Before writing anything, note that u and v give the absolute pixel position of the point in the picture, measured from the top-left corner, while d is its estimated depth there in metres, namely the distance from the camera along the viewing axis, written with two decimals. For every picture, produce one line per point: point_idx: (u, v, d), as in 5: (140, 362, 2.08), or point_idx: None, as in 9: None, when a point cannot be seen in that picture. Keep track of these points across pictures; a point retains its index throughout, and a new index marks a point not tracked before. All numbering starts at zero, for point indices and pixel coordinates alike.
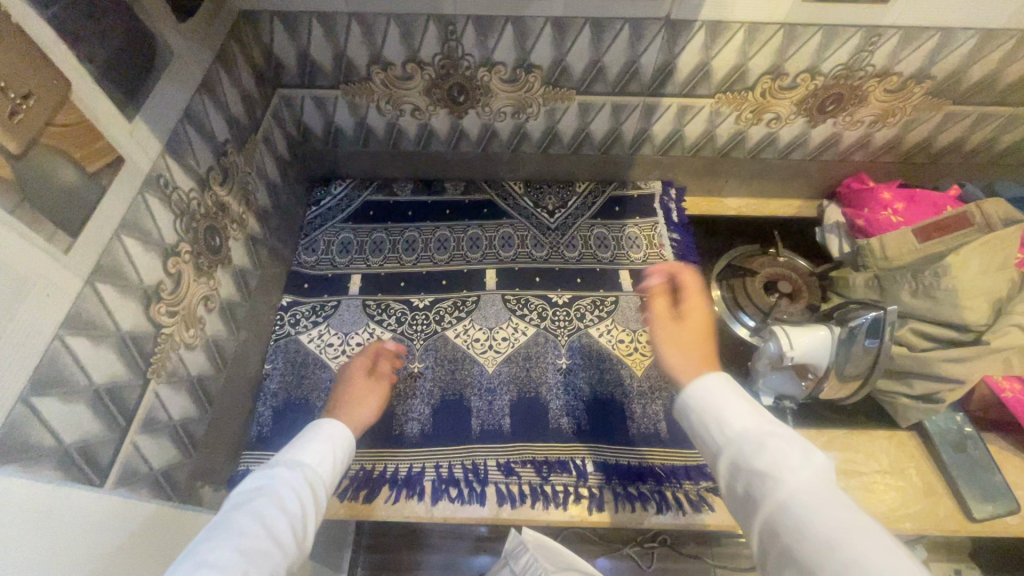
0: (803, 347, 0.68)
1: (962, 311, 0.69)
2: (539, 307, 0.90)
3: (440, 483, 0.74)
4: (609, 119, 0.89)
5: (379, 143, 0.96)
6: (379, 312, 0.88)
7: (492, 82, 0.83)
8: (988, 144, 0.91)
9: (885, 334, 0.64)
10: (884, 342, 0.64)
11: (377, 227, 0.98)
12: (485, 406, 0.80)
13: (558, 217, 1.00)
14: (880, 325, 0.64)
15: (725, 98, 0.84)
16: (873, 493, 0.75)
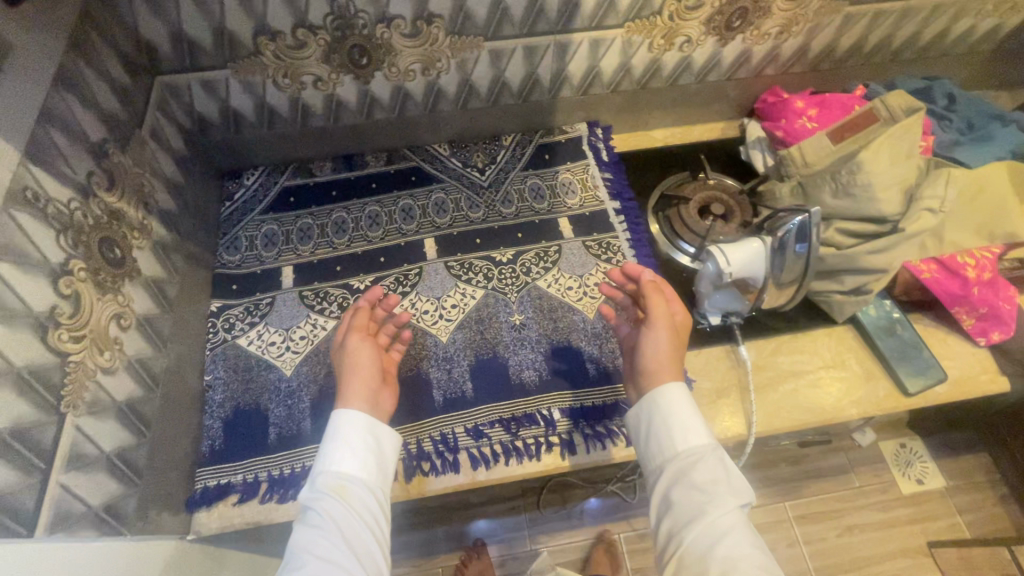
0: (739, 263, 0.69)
1: (878, 203, 0.73)
2: (483, 268, 0.88)
3: (411, 459, 0.74)
4: (523, 65, 0.86)
5: (285, 123, 0.89)
6: (318, 301, 0.85)
7: (394, 40, 0.78)
8: (885, 43, 0.95)
9: (812, 237, 0.67)
10: (813, 245, 0.67)
11: (301, 214, 0.93)
12: (445, 375, 0.79)
13: (490, 174, 0.98)
14: (805, 229, 0.67)
15: (635, 26, 0.82)
16: (820, 388, 0.80)
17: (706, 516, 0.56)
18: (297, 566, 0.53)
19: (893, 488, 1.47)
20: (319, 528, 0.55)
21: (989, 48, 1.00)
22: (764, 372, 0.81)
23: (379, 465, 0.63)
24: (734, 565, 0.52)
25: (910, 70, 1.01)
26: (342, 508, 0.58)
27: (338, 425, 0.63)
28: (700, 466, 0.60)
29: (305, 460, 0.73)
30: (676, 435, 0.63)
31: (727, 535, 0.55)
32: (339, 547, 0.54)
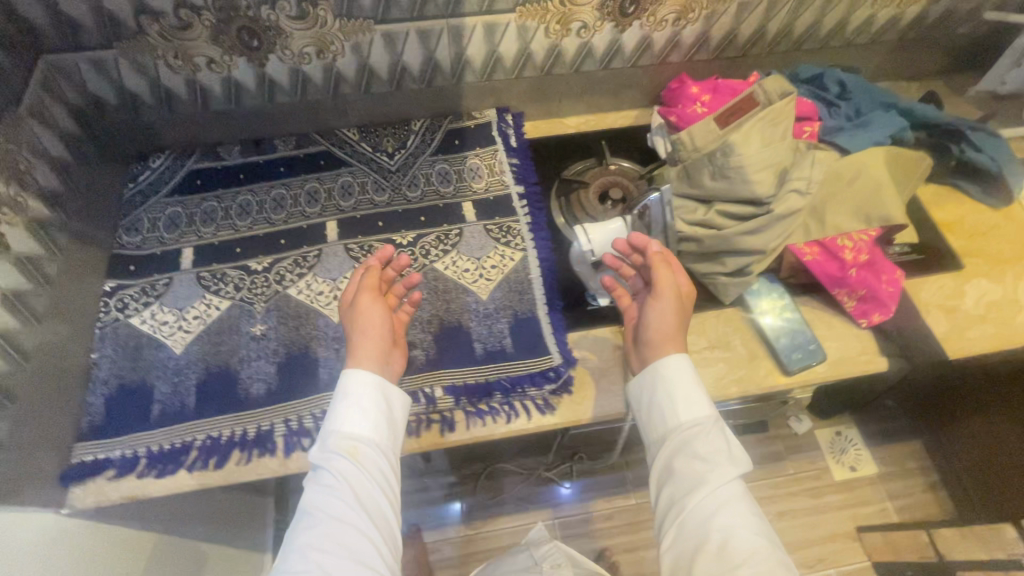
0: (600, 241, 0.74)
1: (750, 186, 0.74)
2: (382, 251, 0.90)
3: (292, 436, 0.75)
4: (420, 48, 0.86)
5: (185, 106, 0.89)
6: (215, 283, 0.86)
7: (280, 22, 0.78)
8: (787, 32, 0.96)
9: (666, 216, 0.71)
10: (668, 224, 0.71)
11: (206, 196, 0.94)
12: (332, 354, 0.81)
13: (399, 158, 0.98)
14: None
15: (526, 10, 0.83)
16: (703, 367, 0.82)
17: (707, 486, 0.59)
18: (310, 521, 0.60)
19: (825, 474, 1.52)
20: (332, 485, 0.62)
21: (892, 38, 1.02)
22: None
23: (386, 424, 0.67)
24: (730, 534, 0.56)
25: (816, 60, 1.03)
26: (354, 466, 0.63)
27: (348, 385, 0.67)
28: (703, 438, 0.63)
29: (187, 436, 0.75)
30: (680, 407, 0.65)
31: (722, 501, 0.59)
32: (351, 502, 0.61)
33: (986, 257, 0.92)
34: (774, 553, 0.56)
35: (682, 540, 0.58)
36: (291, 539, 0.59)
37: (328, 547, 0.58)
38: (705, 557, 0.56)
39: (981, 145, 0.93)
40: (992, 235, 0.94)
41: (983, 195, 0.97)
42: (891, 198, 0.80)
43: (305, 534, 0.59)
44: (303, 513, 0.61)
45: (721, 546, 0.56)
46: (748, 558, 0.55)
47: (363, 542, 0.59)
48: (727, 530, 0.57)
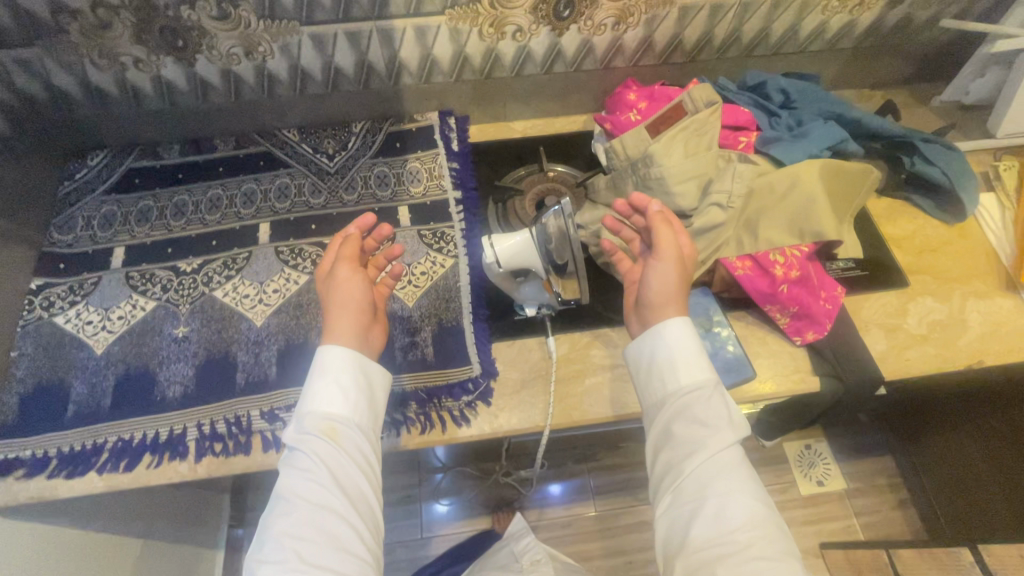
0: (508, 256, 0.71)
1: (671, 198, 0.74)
2: (313, 254, 0.89)
3: (203, 440, 0.75)
4: (351, 50, 0.85)
5: (119, 105, 0.89)
6: (143, 283, 0.86)
7: (203, 22, 0.77)
8: (735, 38, 0.94)
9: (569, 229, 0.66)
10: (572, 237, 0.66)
11: (142, 195, 0.93)
12: (251, 359, 0.80)
13: (338, 160, 0.98)
14: (564, 219, 0.67)
15: (456, 13, 0.82)
16: (627, 382, 0.80)
17: (704, 450, 0.59)
18: (286, 504, 0.58)
19: (792, 488, 1.48)
20: (307, 467, 0.60)
21: (849, 45, 1.00)
22: (574, 365, 0.81)
23: (366, 400, 0.65)
24: (728, 503, 0.56)
25: (769, 67, 1.01)
26: (333, 446, 0.61)
27: (324, 362, 0.65)
28: (702, 404, 0.61)
29: (98, 437, 0.74)
30: (681, 371, 0.63)
31: (721, 467, 0.58)
32: (327, 482, 0.59)
33: (934, 275, 0.90)
34: (770, 518, 0.56)
35: (677, 505, 0.58)
36: (268, 525, 0.58)
37: (307, 532, 0.57)
38: (702, 523, 0.56)
39: (932, 158, 0.90)
40: (942, 253, 0.92)
41: (937, 211, 0.95)
42: (825, 211, 0.77)
43: (282, 519, 0.58)
44: (279, 497, 0.59)
45: (717, 510, 0.55)
46: (743, 527, 0.54)
47: (344, 522, 0.58)
48: (724, 497, 0.56)
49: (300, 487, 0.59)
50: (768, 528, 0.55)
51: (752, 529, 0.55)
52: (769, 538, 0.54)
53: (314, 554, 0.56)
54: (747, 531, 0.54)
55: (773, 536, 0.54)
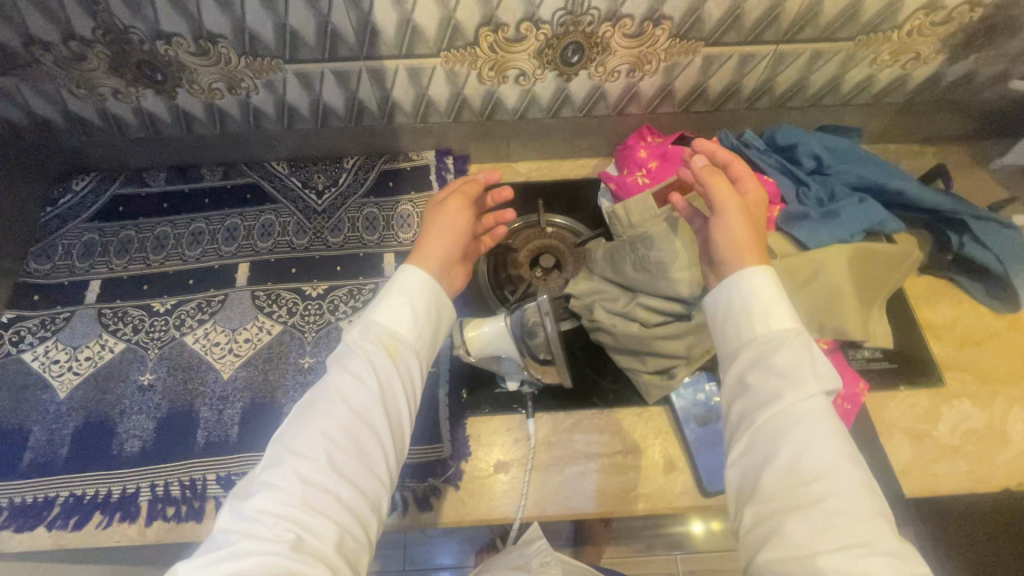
0: (479, 343, 0.65)
1: (672, 284, 0.67)
2: (289, 302, 0.84)
3: (157, 502, 0.71)
4: (340, 89, 0.79)
5: (101, 132, 0.85)
6: (115, 321, 0.82)
7: (181, 57, 0.72)
8: (767, 88, 0.84)
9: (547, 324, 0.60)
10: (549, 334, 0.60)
11: (124, 224, 0.90)
12: (214, 416, 0.76)
13: (327, 198, 0.92)
14: (539, 314, 0.62)
15: (452, 56, 0.74)
16: (610, 474, 0.73)
17: (780, 406, 0.49)
18: (330, 406, 0.54)
19: None
20: (358, 376, 0.55)
21: (899, 99, 0.88)
22: (554, 450, 0.75)
23: (429, 326, 0.60)
24: (804, 460, 0.47)
25: (805, 118, 0.91)
26: (388, 363, 0.57)
27: (402, 275, 0.61)
28: (784, 349, 0.52)
29: (50, 490, 0.71)
30: (758, 324, 0.54)
31: (802, 421, 0.48)
32: (373, 399, 0.54)
33: (974, 373, 0.79)
34: (861, 484, 0.46)
35: (745, 458, 0.50)
36: (306, 420, 0.53)
37: (342, 440, 0.52)
38: (773, 478, 0.47)
39: (987, 241, 0.79)
40: (985, 346, 0.82)
41: (988, 296, 0.84)
42: (850, 309, 0.67)
43: (321, 417, 0.53)
44: (324, 394, 0.55)
45: (789, 467, 0.47)
46: (822, 491, 0.45)
47: (378, 443, 0.53)
48: (800, 455, 0.47)
49: (347, 395, 0.54)
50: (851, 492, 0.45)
51: (834, 487, 0.45)
52: (857, 498, 0.45)
53: (342, 466, 0.51)
54: (823, 486, 0.45)
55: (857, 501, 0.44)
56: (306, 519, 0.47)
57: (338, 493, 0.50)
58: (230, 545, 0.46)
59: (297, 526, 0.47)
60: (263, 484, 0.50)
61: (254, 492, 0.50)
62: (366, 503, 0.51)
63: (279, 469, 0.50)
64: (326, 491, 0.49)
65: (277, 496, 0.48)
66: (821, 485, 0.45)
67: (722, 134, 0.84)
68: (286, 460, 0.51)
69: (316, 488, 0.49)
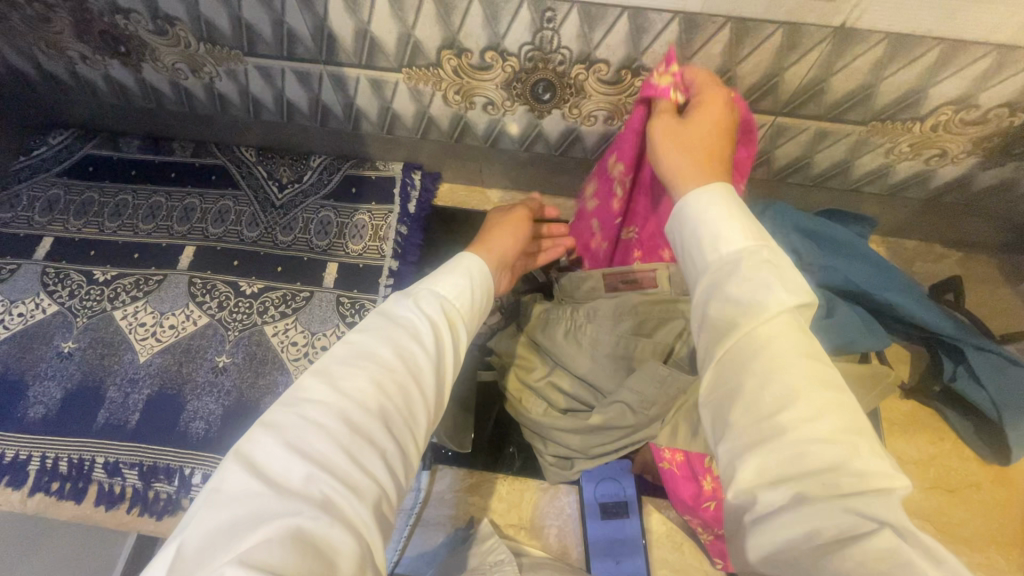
0: None
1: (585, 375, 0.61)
2: (222, 294, 0.82)
3: (43, 475, 0.71)
4: (302, 88, 0.76)
5: (77, 92, 0.85)
6: (54, 282, 0.83)
7: (142, 34, 0.70)
8: (764, 159, 0.75)
9: None
10: None
11: (89, 186, 0.90)
12: (120, 398, 0.75)
13: (288, 193, 0.89)
14: None
15: (414, 74, 0.69)
16: None
17: (736, 331, 0.33)
18: (377, 353, 0.37)
19: None
20: (416, 330, 0.39)
21: (921, 196, 0.77)
22: (446, 507, 0.71)
23: (484, 307, 0.46)
24: (766, 389, 0.31)
25: (807, 197, 0.81)
26: (448, 328, 0.41)
27: (462, 259, 0.47)
28: (734, 279, 0.34)
29: None
30: (704, 248, 0.36)
31: (762, 347, 0.32)
32: (434, 360, 0.39)
33: (938, 526, 0.70)
34: (839, 404, 0.30)
35: (712, 403, 0.33)
36: (352, 359, 0.36)
37: (394, 391, 0.36)
38: (742, 416, 0.31)
39: (984, 380, 0.67)
40: (957, 497, 0.71)
41: (977, 441, 0.73)
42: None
43: (368, 360, 0.36)
44: (376, 338, 0.38)
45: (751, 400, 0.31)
46: (785, 417, 0.29)
47: (427, 412, 0.38)
48: (766, 385, 0.31)
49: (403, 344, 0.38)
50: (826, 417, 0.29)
51: (820, 412, 0.29)
52: (837, 423, 0.29)
53: (393, 423, 0.35)
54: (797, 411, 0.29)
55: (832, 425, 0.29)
56: (348, 478, 0.31)
57: (384, 456, 0.33)
58: (239, 497, 0.30)
59: (333, 483, 0.31)
60: (285, 423, 0.33)
61: (273, 430, 0.32)
62: (409, 478, 0.36)
63: (312, 409, 0.33)
64: (373, 447, 0.33)
65: (309, 443, 0.32)
66: (788, 409, 0.30)
67: None
68: (322, 399, 0.34)
69: (358, 447, 0.32)
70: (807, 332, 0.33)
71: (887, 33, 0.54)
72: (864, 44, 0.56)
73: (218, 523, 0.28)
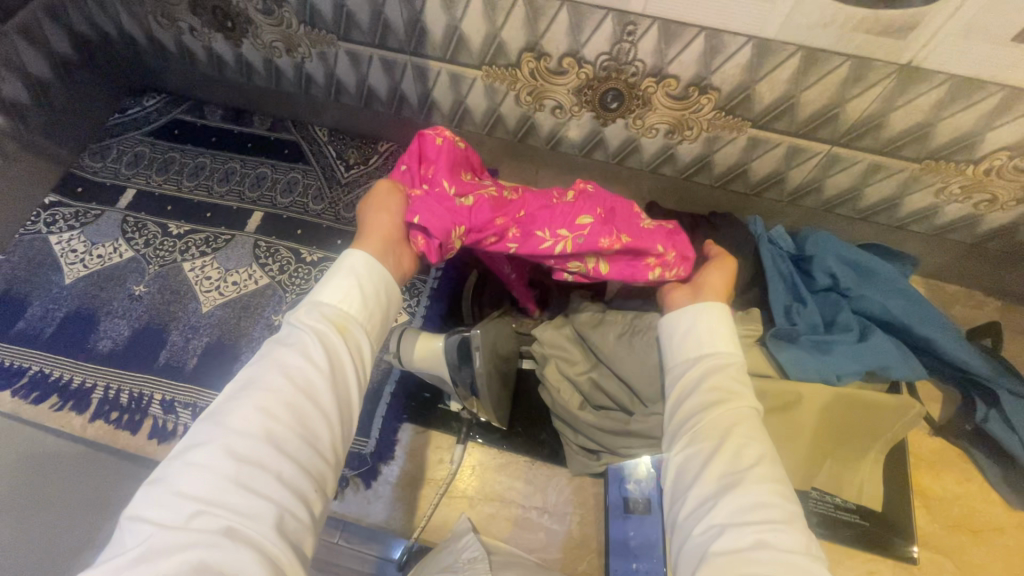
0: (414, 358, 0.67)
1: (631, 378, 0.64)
2: (284, 259, 0.87)
3: (104, 404, 0.76)
4: (385, 76, 0.82)
5: (176, 61, 0.93)
6: (133, 231, 0.89)
7: (251, 13, 0.77)
8: (814, 188, 0.78)
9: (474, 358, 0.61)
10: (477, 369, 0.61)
11: (173, 147, 0.97)
12: (181, 343, 0.80)
13: (353, 173, 0.95)
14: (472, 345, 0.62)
15: (492, 72, 0.74)
16: (520, 528, 0.71)
17: (727, 399, 0.47)
18: (263, 381, 0.42)
19: None
20: (301, 349, 0.44)
21: (966, 240, 0.79)
22: (476, 482, 0.73)
23: (383, 307, 0.50)
24: (742, 446, 0.44)
25: (852, 230, 0.84)
26: (337, 339, 0.46)
27: (347, 267, 0.49)
28: (725, 368, 0.50)
29: (25, 362, 0.78)
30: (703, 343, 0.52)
31: (741, 419, 0.46)
32: (321, 375, 0.43)
33: (957, 563, 0.70)
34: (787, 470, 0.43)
35: (691, 450, 0.46)
36: (242, 392, 0.42)
37: (284, 412, 0.41)
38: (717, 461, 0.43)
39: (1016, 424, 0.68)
40: (980, 538, 0.72)
41: (1006, 485, 0.73)
42: (800, 452, 0.66)
43: (255, 391, 0.41)
44: (264, 367, 0.43)
45: (731, 452, 0.43)
46: (756, 467, 0.42)
47: (326, 421, 0.43)
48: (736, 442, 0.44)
49: (286, 366, 0.43)
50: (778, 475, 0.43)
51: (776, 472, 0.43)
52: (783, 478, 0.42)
53: (287, 441, 0.40)
54: (761, 468, 0.42)
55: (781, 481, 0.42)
56: (245, 505, 0.36)
57: (281, 475, 0.38)
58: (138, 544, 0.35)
59: (229, 514, 0.36)
60: (177, 470, 0.38)
61: (170, 477, 0.37)
62: (317, 482, 0.41)
63: (201, 449, 0.38)
64: (265, 469, 0.38)
65: (202, 483, 0.37)
66: (759, 463, 0.42)
67: (750, 219, 0.79)
68: (211, 439, 0.39)
69: (249, 470, 0.38)
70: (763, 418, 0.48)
71: (953, 74, 0.57)
72: (927, 83, 0.59)
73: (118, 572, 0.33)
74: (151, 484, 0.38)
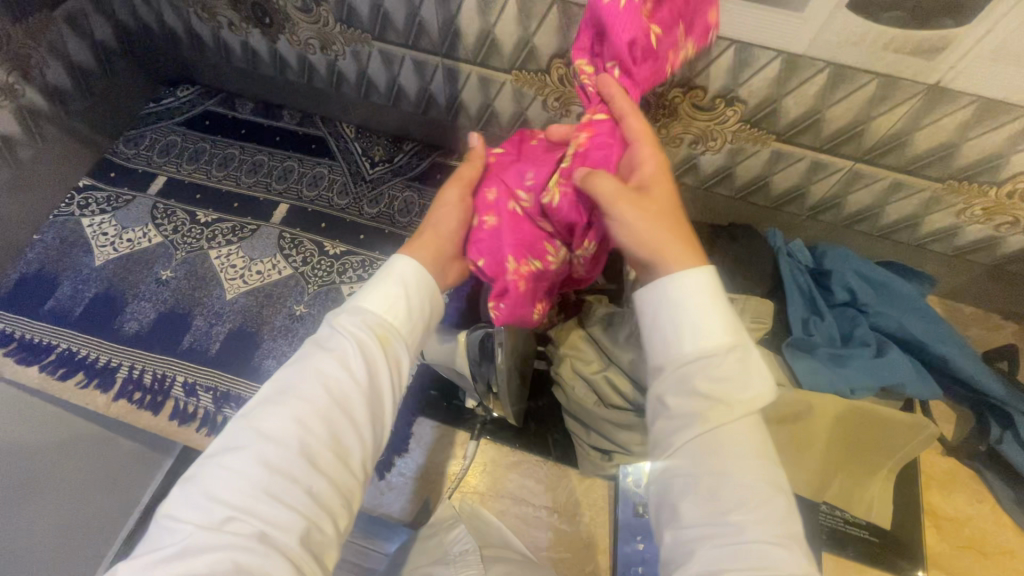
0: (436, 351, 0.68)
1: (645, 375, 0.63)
2: (308, 251, 0.89)
3: (128, 384, 0.78)
4: (415, 76, 0.83)
5: (211, 54, 0.95)
6: (162, 217, 0.91)
7: (289, 10, 0.80)
8: (835, 203, 0.79)
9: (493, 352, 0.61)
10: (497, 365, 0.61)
11: (204, 137, 0.99)
12: (204, 328, 0.82)
13: (378, 170, 0.97)
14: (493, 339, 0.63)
15: (522, 76, 0.76)
16: (528, 525, 0.72)
17: (705, 423, 0.42)
18: (301, 390, 0.42)
19: None
20: (341, 360, 0.44)
21: (986, 262, 0.79)
22: (486, 478, 0.74)
23: (427, 318, 0.49)
24: (722, 485, 0.40)
25: (871, 247, 0.84)
26: (377, 350, 0.45)
27: (392, 274, 0.48)
28: (704, 376, 0.42)
29: (53, 339, 0.80)
30: (682, 339, 0.44)
31: (721, 447, 0.41)
32: (356, 390, 0.43)
33: None
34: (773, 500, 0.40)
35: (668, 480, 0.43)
36: (280, 398, 0.42)
37: (318, 424, 0.41)
38: (693, 501, 0.41)
39: None
40: (989, 561, 0.71)
41: (1017, 509, 0.73)
42: (812, 463, 0.66)
43: (292, 399, 0.42)
44: (303, 374, 0.44)
45: (709, 492, 0.41)
46: (735, 513, 0.40)
47: (358, 436, 0.43)
48: (715, 479, 0.41)
49: (325, 376, 0.43)
50: (763, 515, 0.40)
51: (760, 511, 0.40)
52: (766, 518, 0.40)
53: (319, 455, 0.41)
54: (742, 513, 0.40)
55: (763, 521, 0.39)
56: (276, 517, 0.38)
57: (311, 489, 0.40)
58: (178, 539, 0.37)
59: (261, 521, 0.38)
60: (216, 470, 0.39)
61: (209, 475, 0.39)
62: (345, 496, 0.42)
63: (239, 453, 0.40)
64: (295, 482, 0.39)
65: (236, 489, 0.39)
66: (740, 510, 0.40)
67: (771, 232, 0.80)
68: (248, 444, 0.40)
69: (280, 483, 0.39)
70: (757, 426, 0.43)
71: (979, 96, 0.58)
72: (953, 104, 0.60)
73: (156, 564, 0.36)
74: (192, 481, 0.40)
